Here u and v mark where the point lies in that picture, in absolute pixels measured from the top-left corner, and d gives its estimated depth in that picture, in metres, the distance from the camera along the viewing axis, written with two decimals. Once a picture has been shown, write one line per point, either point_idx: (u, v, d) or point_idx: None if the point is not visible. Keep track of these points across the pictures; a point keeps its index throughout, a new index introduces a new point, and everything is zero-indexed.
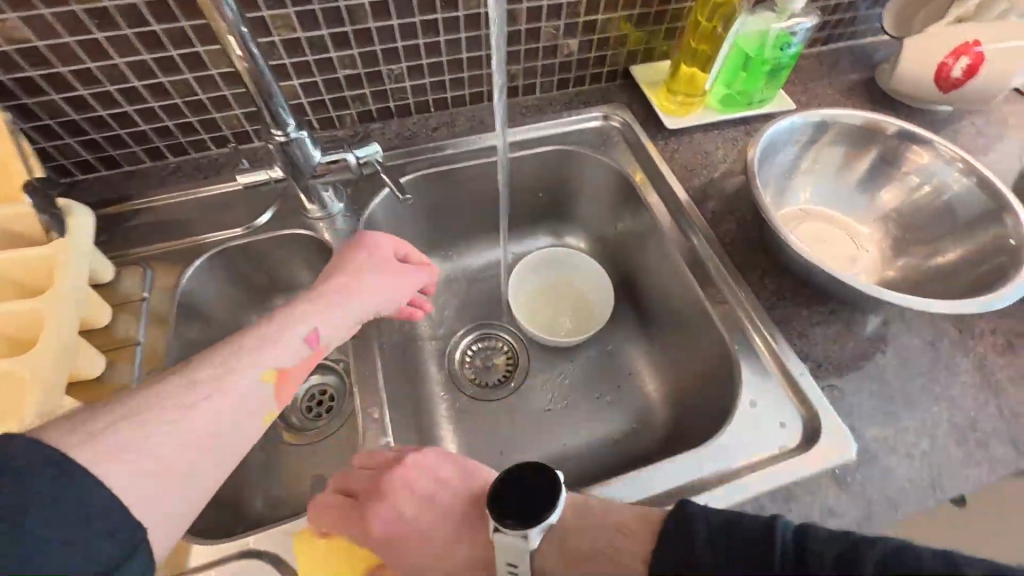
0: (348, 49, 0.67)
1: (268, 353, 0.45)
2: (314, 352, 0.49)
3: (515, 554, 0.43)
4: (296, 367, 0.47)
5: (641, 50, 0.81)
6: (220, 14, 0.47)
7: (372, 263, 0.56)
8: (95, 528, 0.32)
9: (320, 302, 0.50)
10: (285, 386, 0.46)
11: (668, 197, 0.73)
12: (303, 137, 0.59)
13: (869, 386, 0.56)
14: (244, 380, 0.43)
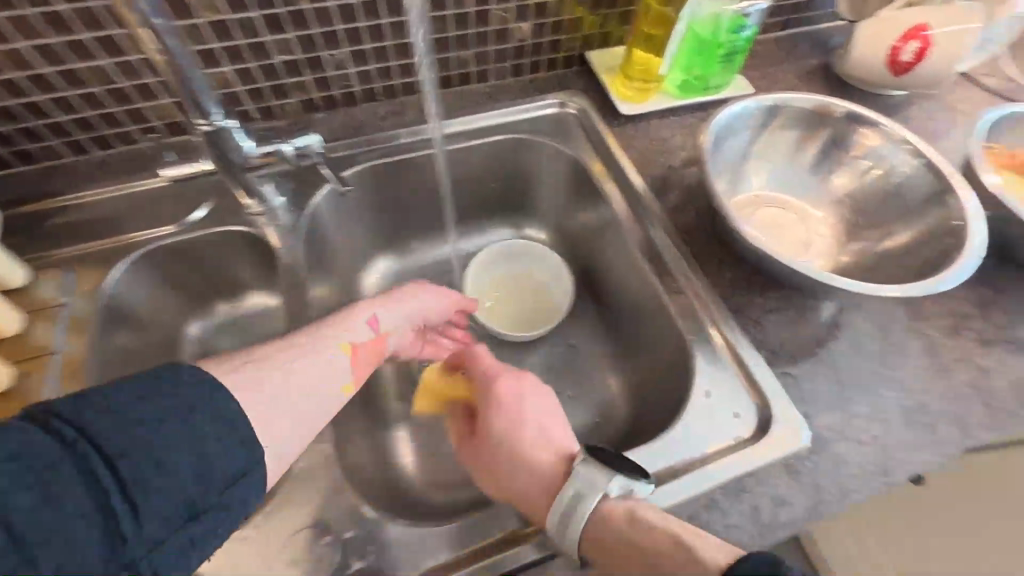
0: (282, 33, 0.63)
1: (344, 330, 0.50)
2: (375, 336, 0.53)
3: (590, 487, 0.45)
4: (365, 346, 0.51)
5: (597, 34, 0.78)
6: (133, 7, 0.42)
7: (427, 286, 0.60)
8: (166, 505, 0.33)
9: (383, 296, 0.55)
10: (355, 362, 0.50)
11: (625, 186, 0.72)
12: (232, 126, 0.55)
13: (822, 373, 0.56)
14: (324, 348, 0.48)
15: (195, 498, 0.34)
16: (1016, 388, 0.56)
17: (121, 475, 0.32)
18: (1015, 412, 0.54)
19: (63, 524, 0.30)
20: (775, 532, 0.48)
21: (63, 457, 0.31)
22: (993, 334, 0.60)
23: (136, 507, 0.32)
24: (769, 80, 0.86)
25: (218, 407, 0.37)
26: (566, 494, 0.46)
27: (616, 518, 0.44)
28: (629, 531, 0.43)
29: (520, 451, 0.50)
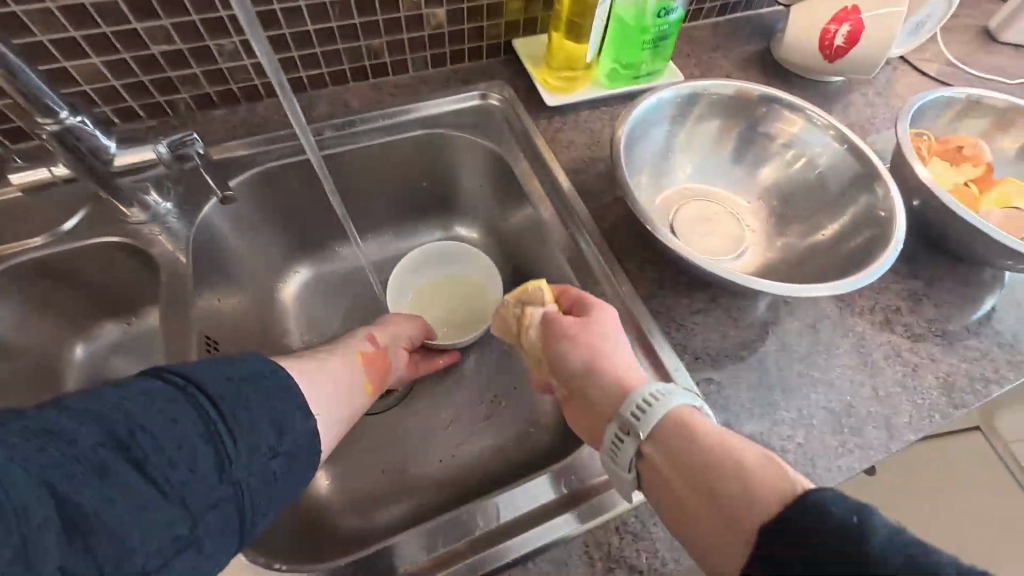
0: (156, 20, 0.55)
1: (355, 343, 0.54)
2: (381, 351, 0.56)
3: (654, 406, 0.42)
4: (377, 357, 0.54)
5: (521, 20, 0.73)
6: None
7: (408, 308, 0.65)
8: (254, 449, 0.35)
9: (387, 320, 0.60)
10: (370, 370, 0.53)
11: (550, 182, 0.67)
12: (86, 124, 0.49)
13: (747, 377, 0.52)
14: (345, 355, 0.51)
15: (273, 448, 0.36)
16: (944, 385, 0.54)
17: (225, 411, 0.34)
18: (942, 410, 0.52)
19: (184, 443, 0.32)
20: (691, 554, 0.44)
21: (179, 394, 0.34)
22: (924, 329, 0.57)
23: (233, 442, 0.34)
24: (707, 68, 0.82)
25: (282, 380, 0.39)
26: (641, 397, 0.43)
27: (696, 427, 0.40)
28: (701, 443, 0.39)
29: (607, 358, 0.47)
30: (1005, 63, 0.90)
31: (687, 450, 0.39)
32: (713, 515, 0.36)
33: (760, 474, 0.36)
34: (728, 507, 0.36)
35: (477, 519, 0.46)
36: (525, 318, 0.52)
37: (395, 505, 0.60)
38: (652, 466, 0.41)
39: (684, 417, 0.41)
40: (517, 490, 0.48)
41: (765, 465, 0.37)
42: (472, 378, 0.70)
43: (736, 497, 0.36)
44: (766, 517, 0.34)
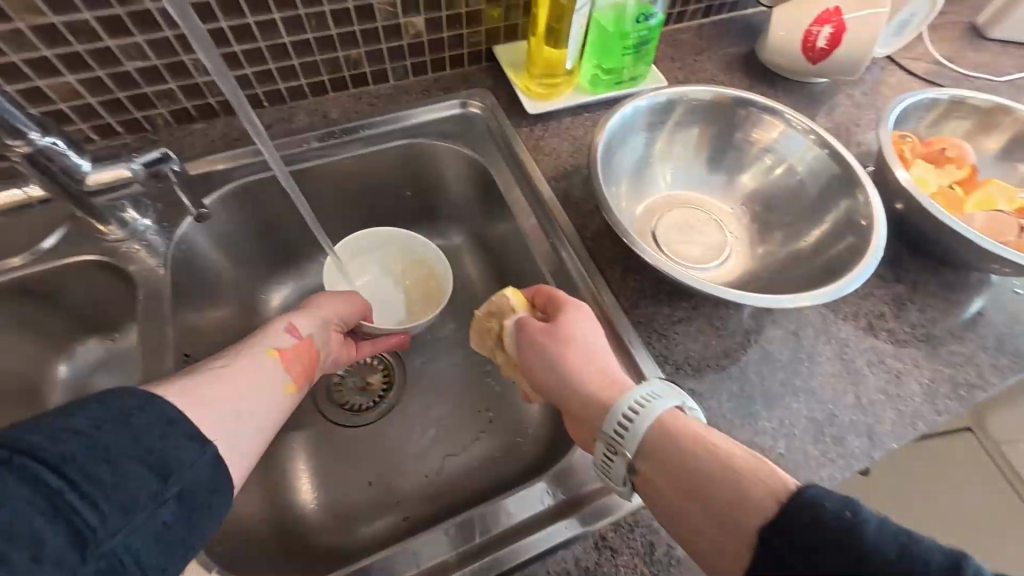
0: (128, 36, 0.55)
1: (267, 337, 0.49)
2: (301, 341, 0.51)
3: (638, 412, 0.41)
4: (294, 349, 0.50)
5: (502, 27, 0.73)
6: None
7: None
8: (128, 504, 0.32)
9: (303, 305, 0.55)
10: (290, 364, 0.49)
11: (532, 190, 0.67)
12: (59, 144, 0.49)
13: (729, 388, 0.52)
14: (251, 356, 0.47)
15: (158, 495, 0.33)
16: (928, 391, 0.54)
17: (76, 476, 0.31)
18: (925, 417, 0.52)
19: (19, 528, 0.28)
20: (669, 569, 0.44)
21: (7, 470, 0.29)
22: (907, 335, 0.57)
23: (99, 502, 0.31)
24: (691, 71, 0.81)
25: (162, 408, 0.36)
26: (623, 408, 0.42)
27: (683, 432, 0.40)
28: (691, 449, 0.39)
29: (583, 365, 0.47)
30: (992, 60, 0.90)
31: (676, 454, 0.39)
32: (710, 522, 0.36)
33: (750, 476, 0.36)
34: (724, 514, 0.35)
35: (469, 531, 0.46)
36: (504, 332, 0.52)
37: (379, 518, 0.60)
38: (645, 476, 0.40)
39: (668, 421, 0.41)
40: (521, 493, 0.47)
41: (756, 464, 0.36)
42: (458, 389, 0.70)
43: (729, 499, 0.35)
44: (762, 518, 0.33)
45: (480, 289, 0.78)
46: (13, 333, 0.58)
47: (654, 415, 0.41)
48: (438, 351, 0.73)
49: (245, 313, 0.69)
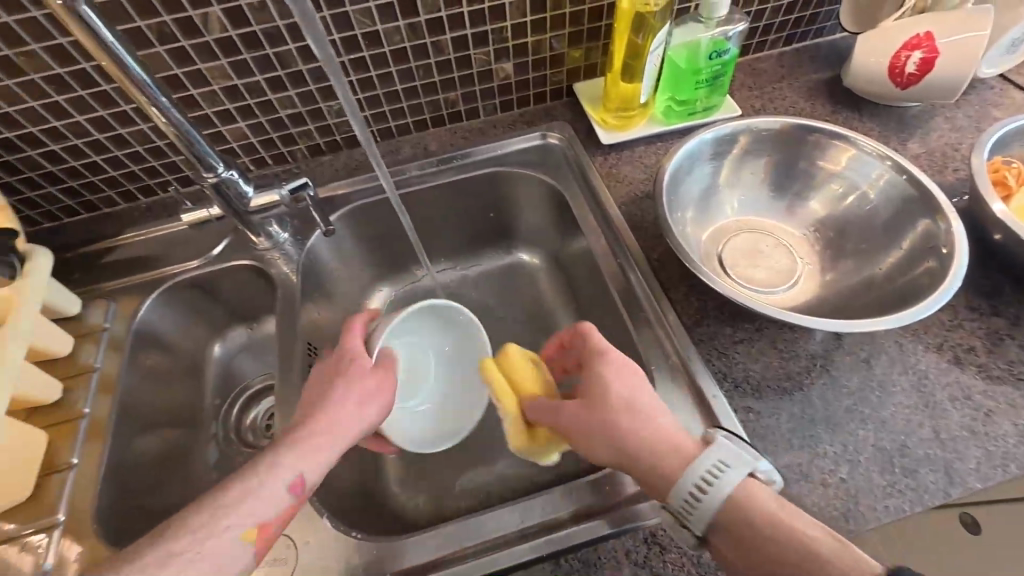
0: (284, 91, 0.70)
1: (252, 507, 0.46)
2: (296, 500, 0.49)
3: (708, 485, 0.42)
4: (276, 520, 0.47)
5: (582, 67, 0.81)
6: (140, 91, 0.53)
7: (381, 383, 0.56)
8: None
9: (304, 446, 0.50)
10: (265, 540, 0.47)
11: (603, 215, 0.72)
12: (235, 176, 0.64)
13: (790, 410, 0.53)
14: (224, 537, 0.44)
15: None
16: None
17: None
18: (1018, 459, 0.49)
19: None
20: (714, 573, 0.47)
21: None
22: (1002, 371, 0.54)
23: None
24: (769, 99, 0.82)
25: None
26: (692, 483, 0.43)
27: (760, 500, 0.42)
28: (766, 523, 0.41)
29: (623, 433, 0.46)
30: None
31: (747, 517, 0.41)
32: None
33: (833, 555, 0.38)
34: None
35: (538, 511, 0.52)
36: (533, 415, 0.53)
37: (450, 502, 0.68)
38: (716, 544, 0.43)
39: (740, 492, 0.42)
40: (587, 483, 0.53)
41: (832, 539, 0.39)
42: None
43: None
44: None
45: (550, 304, 0.85)
46: (188, 319, 0.75)
47: (725, 484, 0.42)
48: None
49: (351, 314, 0.82)
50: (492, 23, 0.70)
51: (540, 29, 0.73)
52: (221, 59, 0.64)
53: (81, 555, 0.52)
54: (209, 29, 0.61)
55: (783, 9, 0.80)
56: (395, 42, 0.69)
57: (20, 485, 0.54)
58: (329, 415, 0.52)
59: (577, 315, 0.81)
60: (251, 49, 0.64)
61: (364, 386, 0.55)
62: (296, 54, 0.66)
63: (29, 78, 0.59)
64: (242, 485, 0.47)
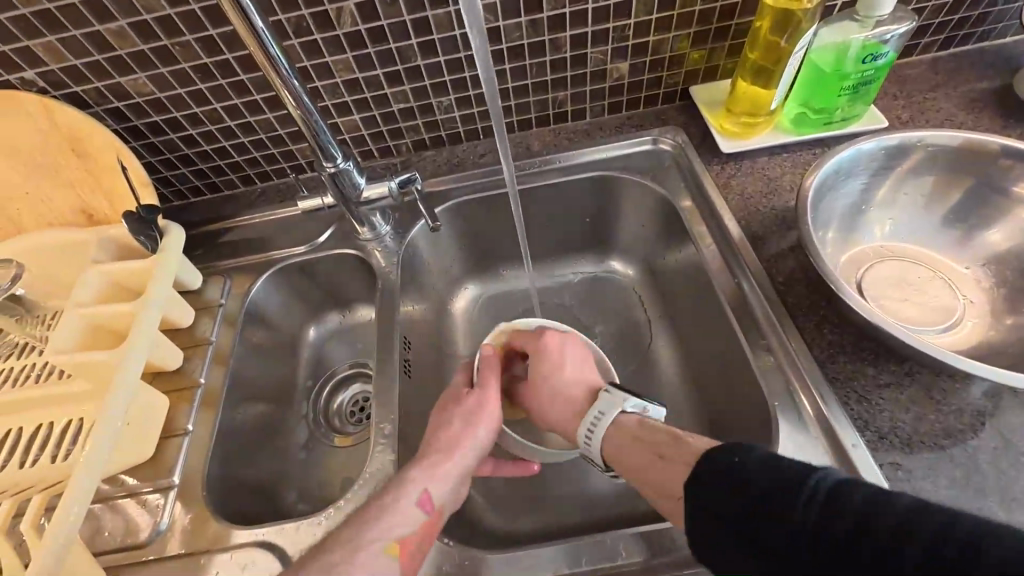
0: (400, 86, 0.71)
1: (390, 524, 0.47)
2: (428, 518, 0.50)
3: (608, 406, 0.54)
4: (414, 536, 0.48)
5: (703, 68, 0.76)
6: (277, 74, 0.54)
7: (489, 406, 0.57)
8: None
9: (427, 465, 0.52)
10: (407, 555, 0.48)
11: (718, 228, 0.67)
12: (351, 168, 0.66)
13: (949, 472, 0.46)
14: (371, 554, 0.45)
15: None
16: None
17: None
18: None
19: None
20: None
21: None
22: None
23: None
24: (919, 110, 0.73)
25: None
26: (586, 425, 0.53)
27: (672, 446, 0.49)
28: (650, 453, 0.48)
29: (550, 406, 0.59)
30: None
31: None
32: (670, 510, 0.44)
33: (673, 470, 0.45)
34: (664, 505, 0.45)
35: (621, 548, 0.51)
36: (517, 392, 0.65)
37: (533, 517, 0.66)
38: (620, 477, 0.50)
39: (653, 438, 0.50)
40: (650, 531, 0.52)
41: None
42: None
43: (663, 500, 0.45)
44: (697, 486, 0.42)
45: (643, 318, 0.80)
46: (289, 300, 0.78)
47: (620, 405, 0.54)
48: None
49: (439, 309, 0.82)
50: (615, 21, 0.67)
51: (664, 27, 0.69)
52: (347, 53, 0.66)
53: (193, 518, 0.56)
54: (341, 23, 0.62)
55: (946, 8, 0.70)
56: (514, 39, 0.67)
57: (144, 446, 0.58)
58: (443, 438, 0.55)
59: (673, 332, 0.76)
60: (376, 44, 0.65)
61: (468, 407, 0.57)
62: (416, 49, 0.67)
63: (180, 66, 0.64)
64: (376, 503, 0.49)
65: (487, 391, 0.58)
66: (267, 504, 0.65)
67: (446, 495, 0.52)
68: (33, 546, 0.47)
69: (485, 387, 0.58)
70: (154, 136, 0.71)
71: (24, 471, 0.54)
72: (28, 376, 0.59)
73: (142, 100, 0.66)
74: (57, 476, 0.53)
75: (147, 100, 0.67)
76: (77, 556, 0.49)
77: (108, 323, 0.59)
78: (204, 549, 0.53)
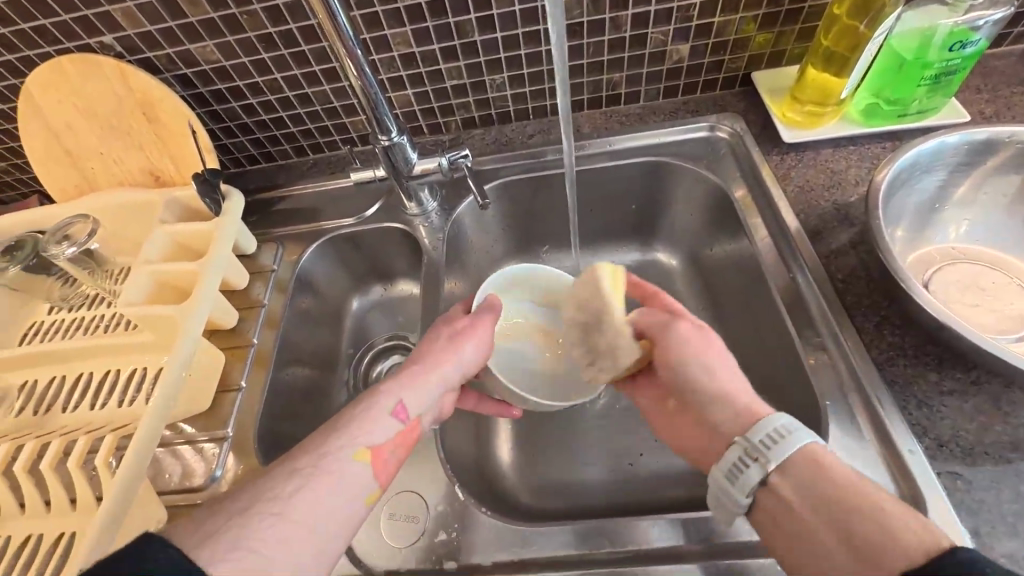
0: (455, 61, 0.70)
1: (361, 432, 0.47)
2: (403, 427, 0.50)
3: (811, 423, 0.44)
4: (387, 444, 0.48)
5: (768, 52, 0.72)
6: (341, 40, 0.54)
7: (470, 328, 0.57)
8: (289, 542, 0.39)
9: (402, 378, 0.52)
10: (380, 463, 0.47)
11: (774, 220, 0.65)
12: (404, 141, 0.66)
13: (1014, 486, 0.44)
14: (341, 460, 0.45)
15: None
16: None
17: None
18: None
19: None
20: None
21: None
22: None
23: None
24: (1005, 105, 0.68)
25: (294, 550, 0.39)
26: (776, 427, 0.44)
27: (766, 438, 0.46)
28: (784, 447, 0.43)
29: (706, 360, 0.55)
30: None
31: (791, 506, 0.40)
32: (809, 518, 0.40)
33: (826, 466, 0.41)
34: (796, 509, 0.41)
35: (658, 531, 0.51)
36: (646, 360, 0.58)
37: (565, 498, 0.67)
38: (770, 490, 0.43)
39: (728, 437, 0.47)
40: (658, 522, 0.52)
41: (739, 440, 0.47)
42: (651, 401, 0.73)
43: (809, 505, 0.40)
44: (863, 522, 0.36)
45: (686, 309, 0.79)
46: (337, 270, 0.80)
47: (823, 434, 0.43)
48: None
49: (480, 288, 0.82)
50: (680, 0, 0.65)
51: (732, 8, 0.66)
52: (406, 26, 0.66)
53: (245, 470, 0.59)
54: None
55: None
56: (574, 16, 0.66)
57: (202, 397, 0.62)
58: (424, 352, 0.55)
59: (717, 325, 0.74)
60: (435, 18, 0.65)
61: (458, 324, 0.58)
62: (475, 24, 0.66)
63: (246, 35, 0.65)
64: (349, 412, 0.49)
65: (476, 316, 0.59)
66: None
67: (421, 408, 0.52)
68: (104, 482, 0.50)
69: (480, 314, 0.59)
70: (216, 104, 0.73)
71: (95, 412, 0.59)
72: (97, 326, 0.65)
73: (208, 67, 0.69)
74: (124, 419, 0.58)
75: (214, 69, 0.69)
76: (141, 498, 0.52)
77: (178, 280, 0.63)
78: None
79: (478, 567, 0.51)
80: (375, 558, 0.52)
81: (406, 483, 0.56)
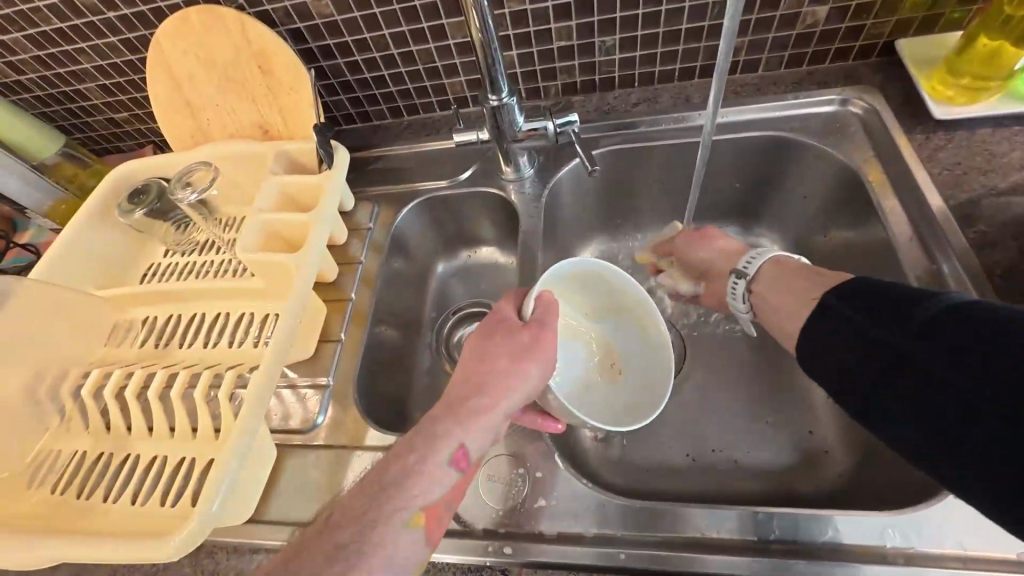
0: (567, 21, 0.67)
1: (415, 491, 0.45)
2: (462, 473, 0.48)
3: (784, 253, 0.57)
4: (442, 499, 0.47)
5: (920, 17, 0.64)
6: None
7: (532, 350, 0.53)
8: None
9: (456, 419, 0.50)
10: (435, 521, 0.46)
11: (914, 204, 0.58)
12: (513, 103, 0.64)
13: None
14: (396, 527, 0.44)
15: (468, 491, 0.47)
16: None
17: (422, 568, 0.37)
18: None
19: None
20: None
21: None
22: None
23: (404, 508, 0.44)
24: None
25: None
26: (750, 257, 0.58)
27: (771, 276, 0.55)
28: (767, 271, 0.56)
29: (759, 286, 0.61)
30: None
31: None
32: None
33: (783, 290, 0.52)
34: None
35: (775, 525, 0.48)
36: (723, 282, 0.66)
37: (652, 479, 0.65)
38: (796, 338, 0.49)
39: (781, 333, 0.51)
40: (718, 511, 0.49)
41: None
42: (747, 392, 0.70)
43: None
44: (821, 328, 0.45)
45: None
46: (427, 232, 0.81)
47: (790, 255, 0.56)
48: (724, 347, 0.74)
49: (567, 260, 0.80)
50: None
51: None
52: None
53: (346, 417, 0.61)
54: None
55: None
56: None
57: (307, 345, 0.64)
58: (483, 378, 0.52)
59: None
60: None
61: (519, 344, 0.53)
62: None
63: None
64: (400, 461, 0.47)
65: (537, 332, 0.54)
66: (399, 416, 0.70)
67: (479, 445, 0.50)
68: (229, 421, 0.53)
69: (540, 327, 0.54)
70: (323, 60, 0.74)
71: (209, 349, 0.62)
72: (209, 271, 0.69)
73: (320, 22, 0.69)
74: (234, 359, 0.61)
75: (325, 23, 0.69)
76: (260, 437, 0.55)
77: (286, 232, 0.65)
78: (355, 443, 0.59)
79: (576, 536, 0.50)
80: (473, 516, 0.53)
81: (502, 447, 0.56)
